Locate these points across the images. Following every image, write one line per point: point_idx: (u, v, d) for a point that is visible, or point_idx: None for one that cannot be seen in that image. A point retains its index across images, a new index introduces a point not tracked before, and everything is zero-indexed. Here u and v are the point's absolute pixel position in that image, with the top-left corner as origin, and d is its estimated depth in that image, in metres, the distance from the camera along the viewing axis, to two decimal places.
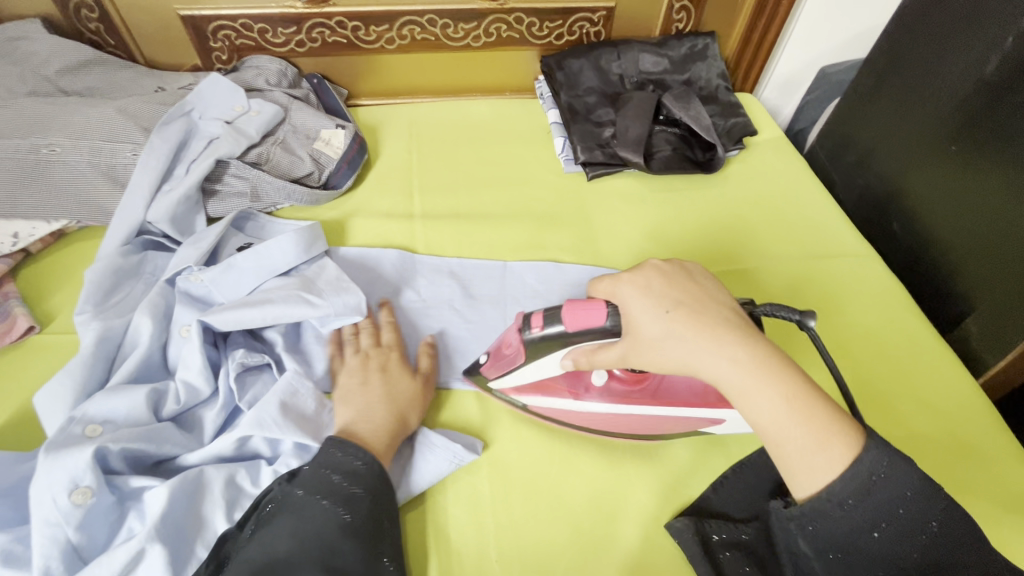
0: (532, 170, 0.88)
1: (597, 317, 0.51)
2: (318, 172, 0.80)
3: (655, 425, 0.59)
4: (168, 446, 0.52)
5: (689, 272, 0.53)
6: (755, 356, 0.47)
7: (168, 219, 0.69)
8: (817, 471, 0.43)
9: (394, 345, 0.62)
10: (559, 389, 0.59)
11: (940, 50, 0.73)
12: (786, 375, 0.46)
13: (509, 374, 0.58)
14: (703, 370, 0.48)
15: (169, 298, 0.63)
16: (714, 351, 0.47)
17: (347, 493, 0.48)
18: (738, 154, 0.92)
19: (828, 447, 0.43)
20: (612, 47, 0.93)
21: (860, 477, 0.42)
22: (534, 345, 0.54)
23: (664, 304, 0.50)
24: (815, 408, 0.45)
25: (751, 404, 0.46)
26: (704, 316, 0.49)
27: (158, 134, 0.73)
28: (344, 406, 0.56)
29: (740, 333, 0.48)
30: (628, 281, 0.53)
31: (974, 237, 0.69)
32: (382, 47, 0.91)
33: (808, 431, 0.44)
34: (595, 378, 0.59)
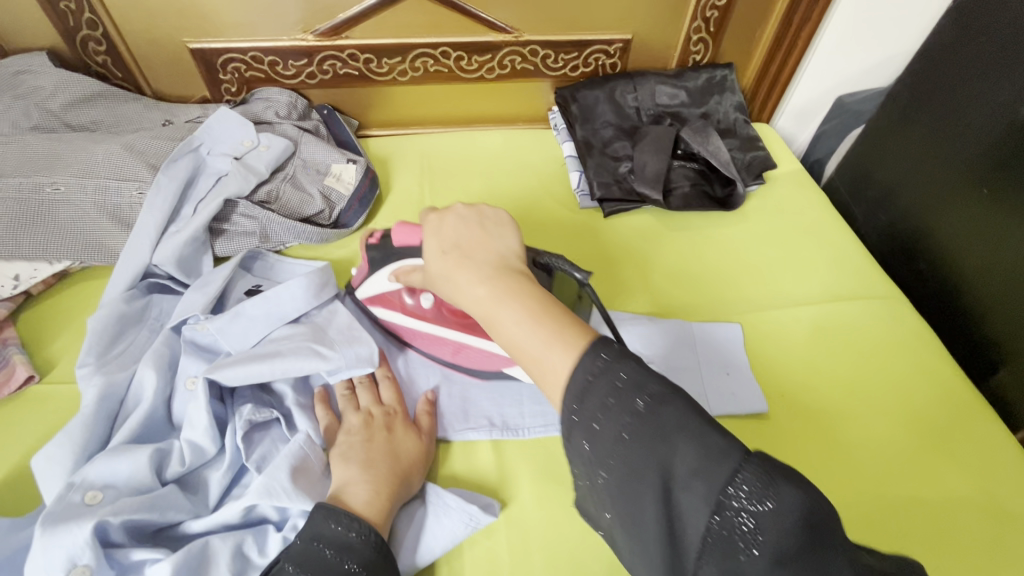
0: (547, 205, 0.86)
1: (415, 238, 0.60)
2: (329, 210, 0.77)
3: (475, 358, 0.64)
4: (172, 513, 0.49)
5: (483, 216, 0.50)
6: (509, 282, 0.44)
7: (174, 261, 0.66)
8: (547, 377, 0.39)
9: (397, 403, 0.60)
10: (397, 304, 0.65)
11: (971, 89, 0.71)
12: (528, 297, 0.43)
13: (363, 284, 0.66)
14: (464, 303, 0.45)
15: (173, 347, 0.60)
16: (468, 283, 0.45)
17: (339, 570, 0.44)
18: (757, 189, 0.90)
19: (549, 356, 0.39)
20: (629, 79, 0.91)
21: (577, 383, 0.37)
22: (376, 256, 0.64)
23: (443, 245, 0.48)
24: (553, 320, 0.41)
25: (498, 325, 0.43)
26: (475, 254, 0.47)
27: (165, 172, 0.71)
28: (342, 467, 0.53)
29: (503, 269, 0.45)
30: (430, 223, 0.51)
31: (1008, 283, 0.67)
32: (394, 78, 0.90)
33: (540, 339, 0.40)
34: (426, 303, 0.63)
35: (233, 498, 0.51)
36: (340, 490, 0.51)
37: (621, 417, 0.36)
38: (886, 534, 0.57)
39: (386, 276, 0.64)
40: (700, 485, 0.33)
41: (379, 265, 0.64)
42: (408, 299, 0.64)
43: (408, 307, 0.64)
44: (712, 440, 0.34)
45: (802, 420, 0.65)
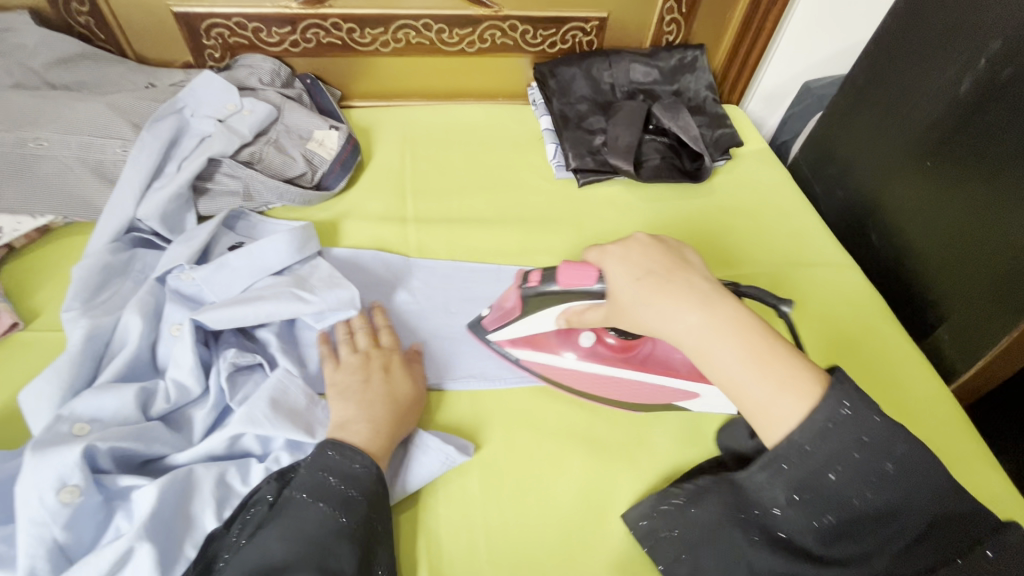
0: (524, 175, 0.89)
1: (587, 280, 0.56)
2: (311, 172, 0.79)
3: (638, 393, 0.64)
4: (156, 445, 0.51)
5: (667, 245, 0.55)
6: (724, 314, 0.48)
7: (158, 217, 0.68)
8: (777, 418, 0.44)
9: (392, 347, 0.62)
10: (550, 345, 0.66)
11: (919, 69, 0.76)
12: (750, 337, 0.47)
13: (506, 328, 0.65)
14: (668, 331, 0.49)
15: (158, 296, 0.62)
16: (676, 310, 0.48)
17: (343, 496, 0.49)
18: (724, 164, 0.94)
19: (781, 399, 0.44)
20: (605, 57, 0.95)
21: (817, 424, 0.43)
22: (534, 298, 0.61)
23: (635, 273, 0.52)
24: (780, 366, 0.45)
25: (712, 359, 0.47)
26: (670, 282, 0.50)
27: (149, 131, 0.73)
28: (344, 405, 0.56)
29: (710, 296, 0.49)
30: (613, 252, 0.55)
31: (947, 249, 0.72)
32: (376, 49, 0.92)
33: (769, 383, 0.45)
34: (584, 341, 0.66)
35: (217, 432, 0.54)
36: (340, 425, 0.54)
37: (864, 472, 0.43)
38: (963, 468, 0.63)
39: (550, 317, 0.63)
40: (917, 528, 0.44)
41: (535, 309, 0.62)
42: (562, 344, 0.66)
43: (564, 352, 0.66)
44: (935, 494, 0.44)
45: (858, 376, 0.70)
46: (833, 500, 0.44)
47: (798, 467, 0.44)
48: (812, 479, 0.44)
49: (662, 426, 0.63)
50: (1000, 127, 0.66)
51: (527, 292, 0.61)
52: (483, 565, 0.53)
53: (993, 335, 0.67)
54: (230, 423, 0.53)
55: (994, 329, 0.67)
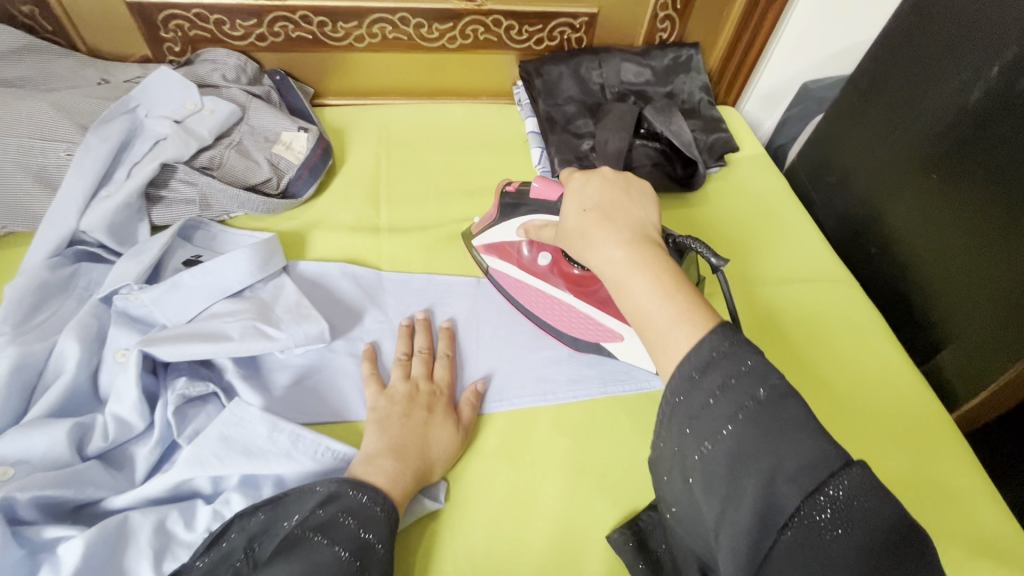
0: (507, 181, 0.84)
1: (553, 195, 0.59)
2: (277, 179, 0.74)
3: (574, 324, 0.65)
4: (89, 489, 0.46)
5: (629, 185, 0.53)
6: (645, 251, 0.46)
7: (105, 228, 0.63)
8: (669, 348, 0.41)
9: (445, 386, 0.59)
10: (514, 254, 0.68)
11: (927, 75, 0.72)
12: (663, 270, 0.45)
13: (484, 231, 0.69)
14: (592, 259, 0.48)
15: (102, 318, 0.57)
16: (604, 241, 0.47)
17: (359, 541, 0.44)
18: (719, 171, 0.89)
19: (676, 330, 0.41)
20: (594, 55, 0.90)
21: (702, 357, 0.39)
22: (511, 203, 0.64)
23: (584, 205, 0.51)
24: (683, 299, 0.43)
25: (626, 290, 0.45)
26: (614, 217, 0.49)
27: (95, 133, 0.67)
28: (378, 435, 0.53)
29: (639, 235, 0.47)
30: (576, 181, 0.54)
31: (952, 269, 0.68)
32: (350, 44, 0.86)
33: (668, 313, 0.42)
34: (542, 259, 0.66)
35: (160, 472, 0.49)
36: (367, 457, 0.51)
37: (737, 402, 0.37)
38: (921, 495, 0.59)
39: (514, 228, 0.65)
40: (804, 478, 0.35)
41: (509, 214, 0.65)
42: (525, 250, 0.67)
43: (523, 259, 0.67)
44: (825, 445, 0.36)
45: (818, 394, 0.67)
46: (711, 442, 0.38)
47: (685, 402, 0.39)
48: (688, 415, 0.39)
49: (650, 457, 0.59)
50: (1012, 141, 0.62)
51: (505, 198, 0.65)
52: None
53: (999, 361, 0.63)
54: (177, 462, 0.48)
55: (999, 356, 0.63)
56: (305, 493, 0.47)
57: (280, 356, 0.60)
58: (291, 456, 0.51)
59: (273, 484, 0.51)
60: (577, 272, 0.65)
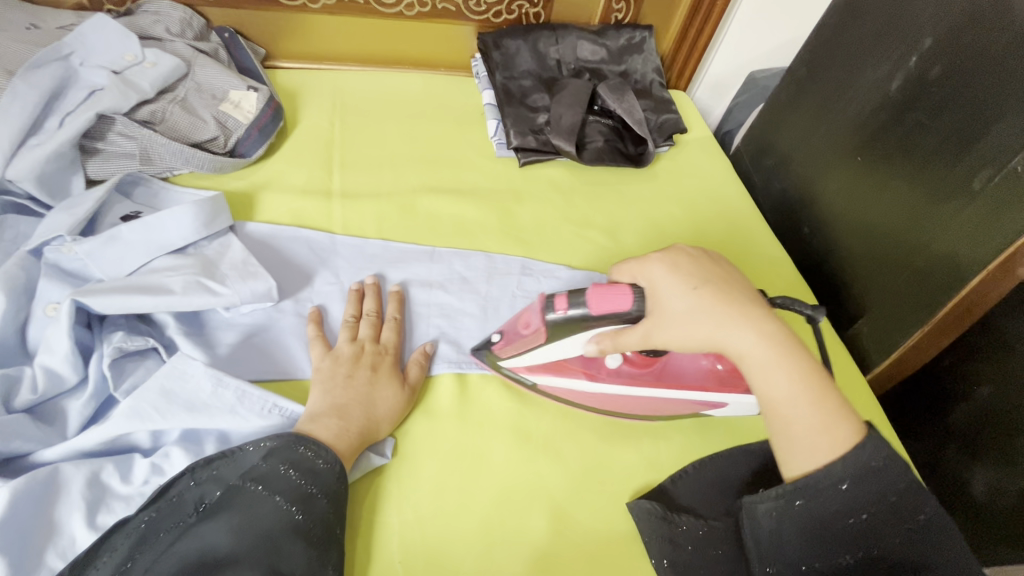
0: (463, 151, 0.85)
1: (624, 302, 0.52)
2: (224, 137, 0.72)
3: (663, 407, 0.61)
4: (16, 442, 0.45)
5: (712, 258, 0.55)
6: (774, 335, 0.49)
7: (34, 178, 0.60)
8: (818, 451, 0.46)
9: (392, 348, 0.60)
10: (570, 368, 0.60)
11: (853, 65, 0.78)
12: (797, 358, 0.49)
13: (518, 351, 0.59)
14: (727, 345, 0.49)
15: (31, 270, 0.54)
16: (737, 325, 0.49)
17: (304, 492, 0.45)
18: (668, 151, 0.93)
19: (831, 431, 0.46)
20: (551, 30, 0.91)
21: (857, 466, 0.44)
22: (559, 324, 0.55)
23: (692, 282, 0.51)
24: (830, 397, 0.47)
25: (768, 381, 0.48)
26: (728, 294, 0.51)
27: (24, 78, 0.63)
28: (323, 395, 0.53)
29: (762, 316, 0.50)
30: (660, 260, 0.54)
31: (871, 244, 0.74)
32: (304, 5, 0.84)
33: (820, 412, 0.47)
34: (611, 361, 0.59)
35: (96, 425, 0.48)
36: (312, 416, 0.52)
37: (872, 496, 0.44)
38: None
39: (572, 342, 0.56)
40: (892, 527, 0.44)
41: (557, 333, 0.56)
42: (583, 362, 0.59)
43: (585, 371, 0.60)
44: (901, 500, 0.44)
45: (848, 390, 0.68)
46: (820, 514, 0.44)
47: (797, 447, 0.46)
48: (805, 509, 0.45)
49: (592, 417, 0.62)
50: (925, 125, 0.68)
51: (549, 319, 0.55)
52: (397, 566, 0.50)
53: (907, 329, 0.70)
54: (113, 415, 0.47)
55: (908, 324, 0.70)
56: (252, 447, 0.47)
57: (224, 315, 0.59)
58: (237, 413, 0.50)
59: (216, 440, 0.50)
60: (642, 356, 0.60)
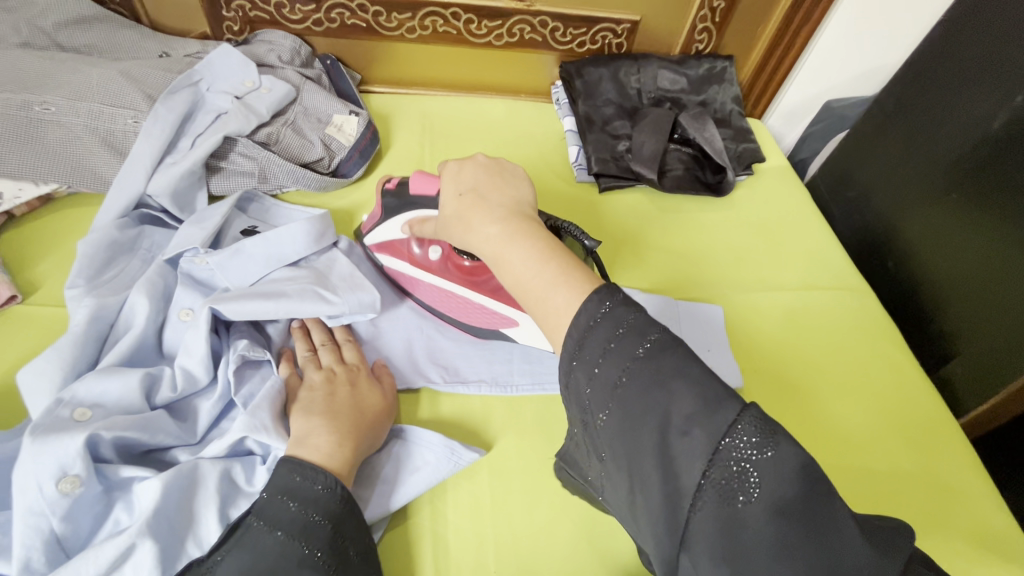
0: (544, 175, 0.88)
1: (432, 187, 0.63)
2: (328, 158, 0.77)
3: (467, 311, 0.66)
4: (161, 436, 0.49)
5: (502, 170, 0.55)
6: (520, 228, 0.48)
7: (169, 194, 0.66)
8: (553, 312, 0.43)
9: (357, 361, 0.59)
10: (403, 252, 0.67)
11: (950, 101, 0.76)
12: (536, 238, 0.48)
13: (374, 229, 0.68)
14: (474, 243, 0.49)
15: (168, 279, 0.60)
16: (481, 222, 0.49)
17: (305, 521, 0.45)
18: (746, 179, 0.93)
19: (555, 293, 0.44)
20: (633, 60, 0.93)
21: (583, 317, 0.41)
22: (391, 203, 0.66)
23: (460, 190, 0.52)
24: (557, 263, 0.45)
25: (505, 263, 0.47)
26: (487, 197, 0.51)
27: (164, 103, 0.70)
28: (303, 420, 0.52)
29: (519, 216, 0.50)
30: (449, 169, 0.55)
31: (965, 282, 0.72)
32: (402, 34, 0.89)
33: (547, 277, 0.45)
34: (433, 254, 0.66)
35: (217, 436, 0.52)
36: (297, 440, 0.50)
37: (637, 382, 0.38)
38: (905, 505, 0.62)
39: (398, 224, 0.66)
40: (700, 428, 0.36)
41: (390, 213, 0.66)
42: (415, 248, 0.66)
43: (414, 257, 0.67)
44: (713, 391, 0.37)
45: (848, 392, 0.70)
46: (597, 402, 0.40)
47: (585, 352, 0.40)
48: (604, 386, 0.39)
49: None
50: None
51: (385, 195, 0.67)
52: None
53: (1006, 375, 0.67)
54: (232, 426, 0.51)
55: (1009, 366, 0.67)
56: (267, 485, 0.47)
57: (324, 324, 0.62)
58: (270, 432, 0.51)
59: None
60: (468, 263, 0.65)
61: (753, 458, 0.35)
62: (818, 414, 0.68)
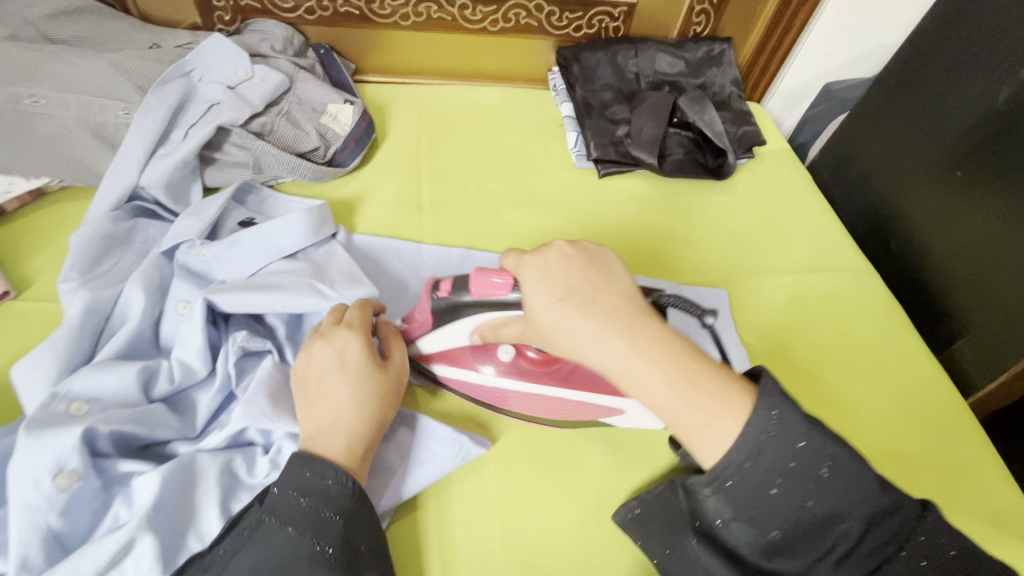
0: (543, 162, 0.87)
1: (500, 288, 0.50)
2: (324, 148, 0.76)
3: (560, 410, 0.59)
4: (159, 430, 0.48)
5: (589, 257, 0.49)
6: (646, 336, 0.45)
7: (163, 186, 0.65)
8: (712, 440, 0.44)
9: (357, 326, 0.54)
10: (466, 361, 0.59)
11: (954, 76, 0.75)
12: (669, 355, 0.45)
13: (425, 337, 0.58)
14: (592, 360, 0.46)
15: (164, 271, 0.59)
16: (603, 336, 0.45)
17: (316, 517, 0.44)
18: (747, 163, 0.92)
19: (717, 420, 0.44)
20: (631, 44, 0.92)
21: (750, 446, 0.43)
22: (443, 308, 0.55)
23: (557, 293, 0.46)
24: (708, 385, 0.45)
25: (642, 387, 0.45)
26: (594, 300, 0.46)
27: (155, 93, 0.68)
28: (309, 413, 0.50)
29: (633, 317, 0.46)
30: (531, 264, 0.49)
31: (973, 261, 0.71)
32: (396, 22, 0.88)
33: (699, 407, 0.45)
34: (504, 355, 0.59)
35: (216, 429, 0.51)
36: (305, 438, 0.48)
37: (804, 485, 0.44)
38: (913, 487, 0.61)
39: (458, 333, 0.56)
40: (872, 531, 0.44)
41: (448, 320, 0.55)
42: (482, 358, 0.59)
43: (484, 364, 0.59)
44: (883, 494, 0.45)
45: (853, 375, 0.70)
46: (771, 507, 0.44)
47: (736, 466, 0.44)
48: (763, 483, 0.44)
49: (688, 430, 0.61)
50: None
51: (437, 302, 0.55)
52: (498, 567, 0.51)
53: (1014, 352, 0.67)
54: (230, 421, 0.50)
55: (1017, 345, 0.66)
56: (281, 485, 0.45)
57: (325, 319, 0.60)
58: (268, 423, 0.50)
59: None
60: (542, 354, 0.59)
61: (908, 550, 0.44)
62: (823, 397, 0.67)
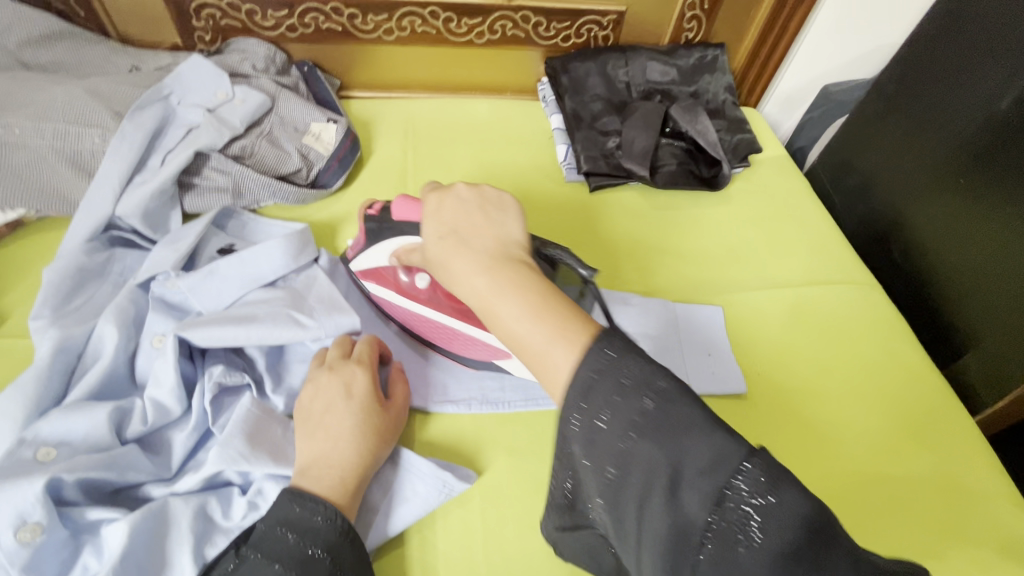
0: (533, 176, 0.85)
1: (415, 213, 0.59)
2: (307, 169, 0.74)
3: (460, 343, 0.61)
4: (131, 474, 0.47)
5: (485, 201, 0.50)
6: (509, 275, 0.42)
7: (139, 215, 0.63)
8: (552, 375, 0.37)
9: (364, 361, 0.55)
10: (389, 280, 0.63)
11: (955, 81, 0.73)
12: (525, 284, 0.42)
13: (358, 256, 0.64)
14: (460, 293, 0.44)
15: (139, 304, 0.57)
16: (464, 266, 0.44)
17: (303, 555, 0.42)
18: (743, 171, 0.90)
19: (552, 350, 0.38)
20: (620, 53, 0.90)
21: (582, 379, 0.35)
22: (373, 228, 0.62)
23: (439, 231, 0.48)
24: (553, 313, 0.39)
25: (497, 318, 0.41)
26: (470, 237, 0.46)
27: (131, 120, 0.67)
28: (308, 444, 0.50)
29: (502, 256, 0.44)
30: (430, 202, 0.51)
31: (978, 273, 0.69)
32: (379, 37, 0.86)
33: (542, 332, 0.39)
34: (420, 283, 0.61)
35: (192, 469, 0.49)
36: (300, 470, 0.48)
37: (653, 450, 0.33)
38: (919, 512, 0.59)
39: (383, 252, 0.61)
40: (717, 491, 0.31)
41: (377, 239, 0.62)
42: (402, 277, 0.61)
43: (401, 285, 0.62)
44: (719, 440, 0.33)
45: (855, 393, 0.67)
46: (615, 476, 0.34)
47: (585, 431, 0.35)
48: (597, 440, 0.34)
49: None
50: None
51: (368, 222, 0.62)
52: None
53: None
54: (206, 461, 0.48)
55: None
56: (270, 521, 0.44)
57: (307, 348, 0.58)
58: (246, 462, 0.48)
59: None
60: None
61: (756, 504, 0.31)
62: (824, 417, 0.65)
